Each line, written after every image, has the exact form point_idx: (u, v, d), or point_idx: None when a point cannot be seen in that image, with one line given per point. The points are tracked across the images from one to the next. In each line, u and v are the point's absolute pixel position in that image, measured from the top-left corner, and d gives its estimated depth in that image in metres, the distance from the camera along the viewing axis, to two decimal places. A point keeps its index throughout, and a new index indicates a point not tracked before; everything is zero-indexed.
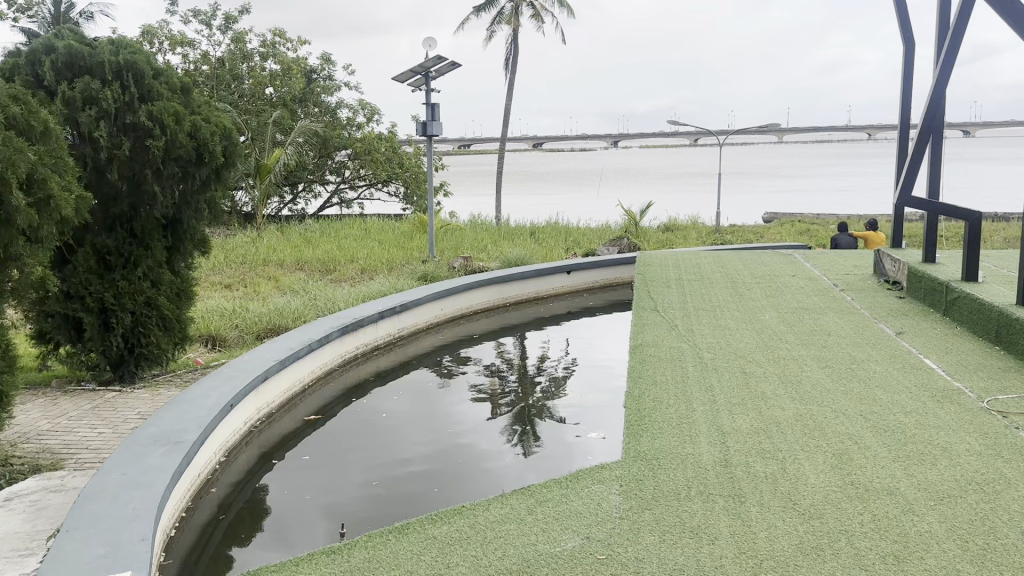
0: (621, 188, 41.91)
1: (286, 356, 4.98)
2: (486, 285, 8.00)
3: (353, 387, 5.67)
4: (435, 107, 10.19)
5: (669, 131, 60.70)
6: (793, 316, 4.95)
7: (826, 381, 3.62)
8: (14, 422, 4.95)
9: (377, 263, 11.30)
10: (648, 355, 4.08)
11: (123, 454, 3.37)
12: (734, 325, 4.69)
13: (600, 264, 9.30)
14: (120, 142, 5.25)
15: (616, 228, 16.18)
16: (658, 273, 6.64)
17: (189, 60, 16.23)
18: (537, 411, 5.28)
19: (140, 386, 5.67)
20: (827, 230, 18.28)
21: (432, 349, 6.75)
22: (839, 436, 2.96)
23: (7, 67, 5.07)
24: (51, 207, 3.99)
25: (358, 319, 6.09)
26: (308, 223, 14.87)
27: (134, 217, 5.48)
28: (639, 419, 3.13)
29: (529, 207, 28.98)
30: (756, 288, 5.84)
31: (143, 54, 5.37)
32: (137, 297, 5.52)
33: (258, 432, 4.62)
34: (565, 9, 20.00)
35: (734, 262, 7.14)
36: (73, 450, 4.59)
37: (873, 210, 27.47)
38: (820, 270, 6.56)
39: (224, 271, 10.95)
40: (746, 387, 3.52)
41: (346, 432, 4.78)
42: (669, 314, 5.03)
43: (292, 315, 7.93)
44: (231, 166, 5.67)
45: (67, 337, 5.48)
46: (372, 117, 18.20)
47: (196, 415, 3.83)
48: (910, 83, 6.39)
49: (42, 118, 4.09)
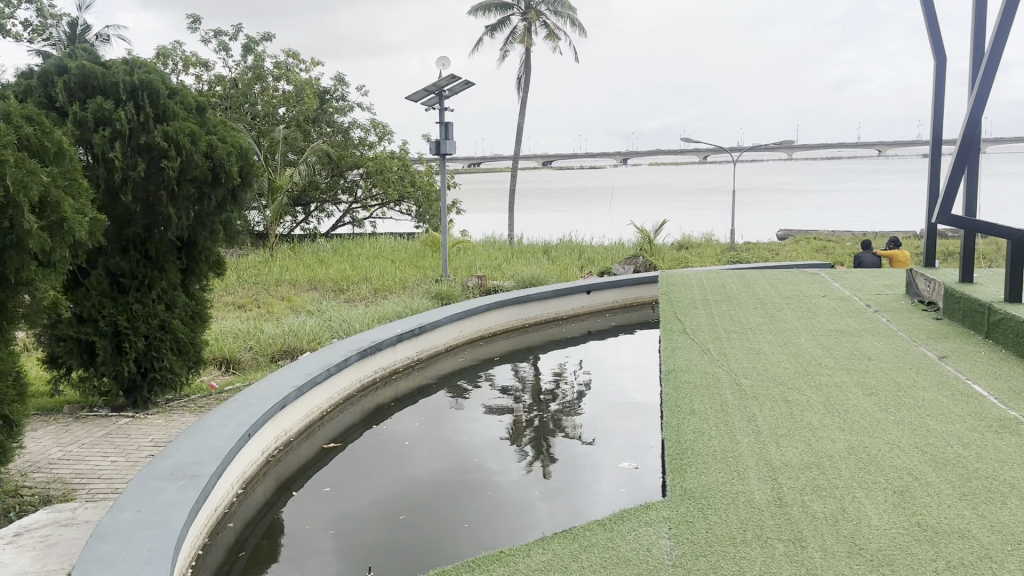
0: (631, 205, 41.77)
1: (304, 382, 4.82)
2: (506, 305, 7.84)
3: (371, 413, 5.50)
4: (450, 126, 10.09)
5: (680, 150, 60.69)
6: (829, 339, 4.76)
7: (876, 410, 3.44)
8: (24, 450, 4.81)
9: (390, 282, 11.19)
10: (683, 381, 3.91)
11: (139, 488, 3.22)
12: (769, 349, 4.52)
13: (620, 283, 9.12)
14: (135, 163, 5.14)
15: (630, 246, 16.02)
16: (684, 293, 6.47)
17: (202, 81, 16.25)
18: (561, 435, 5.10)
19: (153, 412, 5.54)
20: (844, 247, 18.11)
21: (451, 371, 6.59)
22: (897, 471, 2.77)
23: (20, 88, 4.98)
24: (64, 230, 3.85)
25: (376, 342, 5.93)
26: (321, 243, 14.78)
27: (147, 240, 5.36)
28: (681, 453, 2.96)
29: (541, 226, 28.95)
30: (786, 309, 5.67)
31: (157, 74, 5.26)
32: (151, 320, 5.40)
33: (276, 462, 4.46)
34: (578, 28, 19.99)
35: (761, 282, 6.95)
36: (84, 480, 4.45)
37: (889, 226, 27.21)
38: (851, 291, 6.37)
39: (236, 292, 10.84)
40: (791, 417, 3.34)
41: (367, 460, 4.61)
42: (700, 337, 4.85)
43: (307, 337, 7.78)
44: (247, 187, 5.54)
45: (80, 362, 5.35)
46: (384, 136, 18.17)
47: (213, 446, 3.68)
48: (943, 101, 6.23)
49: (57, 139, 3.98)
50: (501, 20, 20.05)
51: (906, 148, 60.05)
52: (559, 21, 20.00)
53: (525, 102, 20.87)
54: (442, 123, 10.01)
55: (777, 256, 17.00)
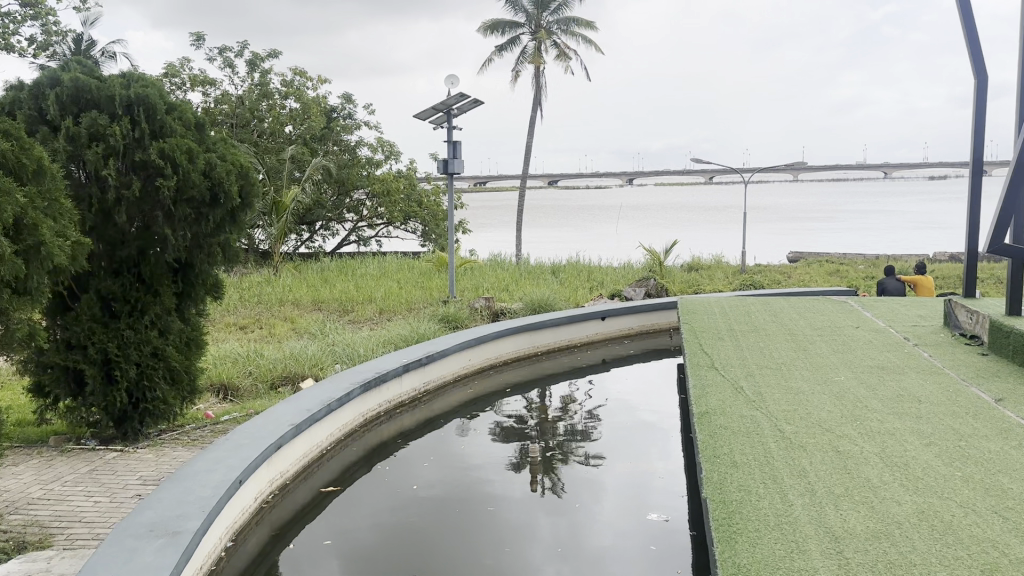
0: (639, 225, 41.54)
1: (303, 419, 4.46)
2: (517, 332, 7.48)
3: (375, 450, 5.12)
4: (458, 145, 9.81)
5: (686, 172, 60.51)
6: (872, 378, 4.39)
7: (939, 464, 3.08)
8: (2, 490, 4.46)
9: (396, 304, 10.85)
10: (719, 425, 3.55)
11: (113, 548, 2.87)
12: (808, 389, 4.14)
13: (636, 309, 8.73)
14: (129, 182, 4.81)
15: (640, 268, 15.66)
16: (707, 322, 6.10)
17: (209, 99, 16.04)
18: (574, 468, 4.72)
19: (143, 445, 5.19)
20: (858, 271, 17.74)
21: (461, 403, 6.22)
22: (980, 543, 2.41)
23: (9, 101, 4.69)
24: (42, 255, 3.52)
25: (381, 373, 5.57)
26: (325, 262, 14.49)
27: (141, 262, 5.04)
28: (728, 516, 2.61)
29: (548, 245, 28.61)
30: (820, 342, 5.29)
31: (155, 86, 4.93)
32: (144, 348, 5.05)
33: (271, 508, 4.09)
34: (589, 48, 19.82)
35: (788, 311, 6.57)
36: (64, 523, 4.09)
37: (900, 249, 26.88)
38: (886, 322, 6.00)
39: (238, 313, 10.53)
40: (847, 473, 2.99)
41: (369, 504, 4.20)
42: (731, 373, 4.48)
43: (309, 361, 7.41)
44: (247, 208, 5.23)
45: (67, 391, 5.01)
46: (391, 155, 17.94)
47: (199, 497, 3.32)
48: (984, 123, 5.90)
49: (37, 155, 3.64)
50: (512, 39, 19.88)
51: (912, 170, 59.86)
52: (570, 41, 19.79)
53: (535, 121, 20.66)
54: (450, 142, 9.72)
55: (790, 278, 16.65)
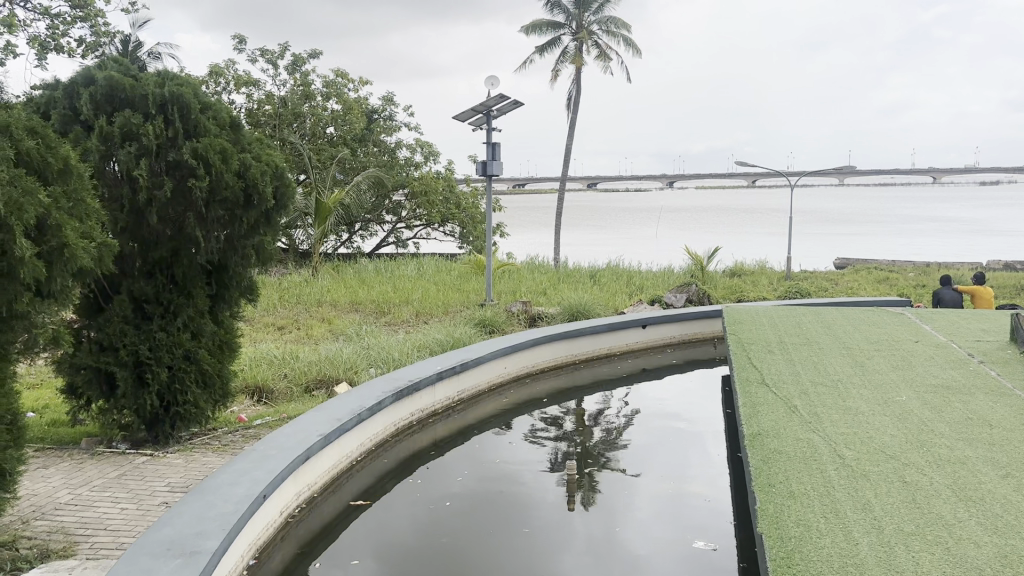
0: (679, 229, 41.03)
1: (333, 429, 4.30)
2: (556, 340, 7.28)
3: (408, 461, 4.95)
4: (498, 147, 9.64)
5: (728, 174, 59.79)
6: (936, 398, 4.10)
7: (1019, 499, 2.81)
8: (31, 493, 4.34)
9: (432, 306, 10.70)
10: (772, 449, 3.30)
11: (128, 568, 2.71)
12: (868, 409, 3.87)
13: (680, 317, 8.46)
14: (161, 183, 4.68)
15: (681, 273, 15.34)
16: (756, 333, 5.83)
17: (252, 99, 16.07)
18: (611, 480, 4.49)
19: (173, 449, 5.06)
20: (907, 279, 17.23)
21: (497, 413, 6.03)
22: None
23: (44, 100, 4.59)
24: (65, 256, 3.39)
25: (414, 382, 5.40)
26: (364, 263, 14.43)
27: (174, 263, 4.93)
28: (788, 555, 2.38)
29: (587, 247, 28.36)
30: (878, 357, 4.99)
31: (189, 86, 4.80)
32: (176, 350, 4.92)
33: (297, 523, 3.93)
34: (631, 49, 19.56)
35: (842, 322, 6.27)
36: (89, 530, 3.94)
37: (948, 256, 26.15)
38: (946, 336, 5.68)
39: (277, 313, 10.49)
40: (917, 507, 2.73)
41: (400, 519, 4.02)
42: (784, 390, 4.21)
43: (344, 365, 7.27)
44: (282, 209, 5.10)
45: (99, 393, 4.89)
46: (430, 156, 17.86)
47: (220, 513, 3.17)
48: None
49: (63, 154, 3.53)
50: (553, 40, 19.68)
51: (961, 175, 58.40)
52: (612, 41, 19.54)
53: (575, 123, 20.44)
54: (490, 143, 9.54)
55: (836, 285, 16.19)
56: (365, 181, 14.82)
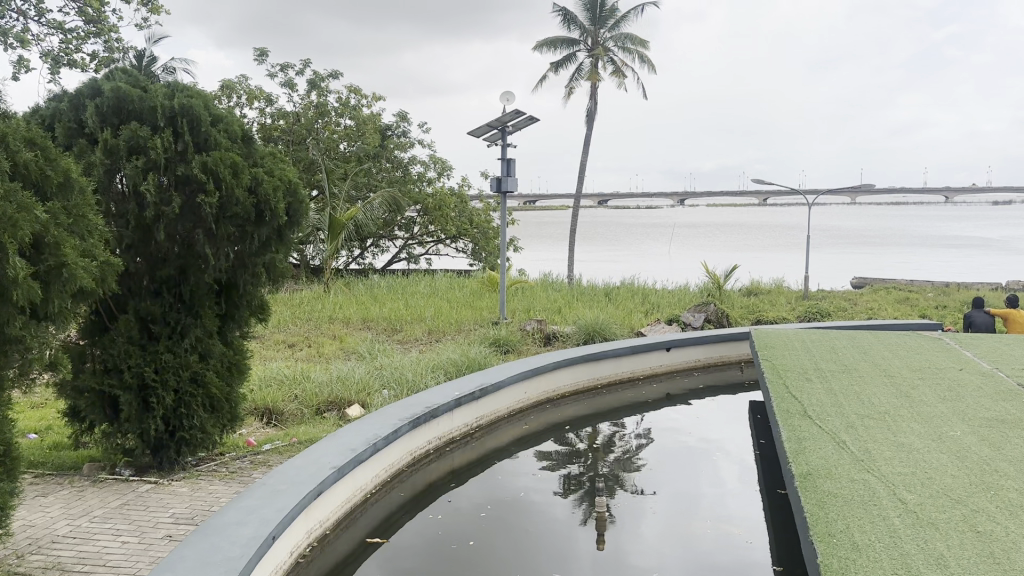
0: (691, 247, 40.69)
1: (347, 461, 4.04)
2: (576, 363, 7.01)
3: (424, 493, 4.69)
4: (513, 163, 9.41)
5: (742, 193, 59.55)
6: (994, 433, 3.81)
7: None
8: (29, 525, 4.08)
9: (445, 324, 10.45)
10: (828, 491, 3.03)
11: None
12: (924, 446, 3.58)
13: (704, 340, 8.17)
14: (169, 199, 4.46)
15: (697, 291, 15.01)
16: (791, 358, 5.55)
17: (266, 114, 15.95)
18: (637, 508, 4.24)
19: (179, 476, 4.80)
20: (929, 299, 16.84)
21: (517, 441, 5.76)
22: None
23: (47, 113, 4.40)
24: (63, 276, 3.16)
25: (431, 408, 5.13)
26: (375, 279, 14.21)
27: (183, 282, 4.70)
28: None
29: (600, 265, 28.06)
30: (925, 387, 4.70)
31: (201, 97, 4.59)
32: (183, 373, 4.67)
33: (310, 563, 3.67)
34: (647, 65, 19.37)
35: (879, 347, 5.98)
36: (88, 566, 3.64)
37: (970, 275, 25.67)
38: (991, 364, 5.39)
39: (288, 330, 10.26)
40: (995, 561, 2.46)
41: (418, 554, 3.75)
42: (830, 424, 3.93)
43: (357, 386, 7.01)
44: (295, 226, 4.87)
45: (103, 417, 4.65)
46: (444, 172, 17.67)
47: (227, 557, 2.91)
48: None
49: (64, 167, 3.32)
50: (568, 56, 19.53)
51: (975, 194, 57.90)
52: (627, 58, 19.34)
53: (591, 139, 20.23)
54: (505, 159, 9.33)
55: (857, 306, 15.85)
56: (380, 199, 14.65)
